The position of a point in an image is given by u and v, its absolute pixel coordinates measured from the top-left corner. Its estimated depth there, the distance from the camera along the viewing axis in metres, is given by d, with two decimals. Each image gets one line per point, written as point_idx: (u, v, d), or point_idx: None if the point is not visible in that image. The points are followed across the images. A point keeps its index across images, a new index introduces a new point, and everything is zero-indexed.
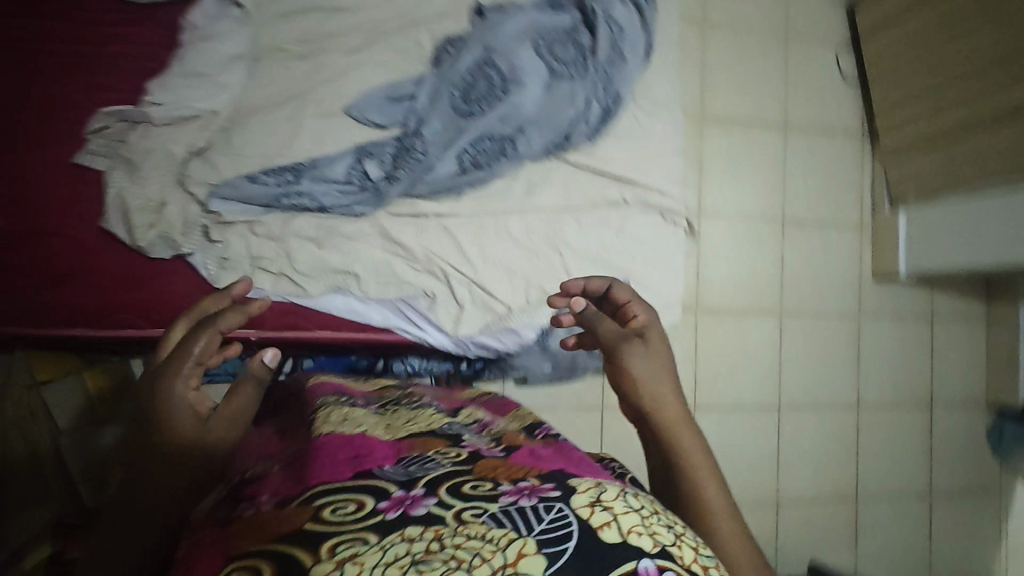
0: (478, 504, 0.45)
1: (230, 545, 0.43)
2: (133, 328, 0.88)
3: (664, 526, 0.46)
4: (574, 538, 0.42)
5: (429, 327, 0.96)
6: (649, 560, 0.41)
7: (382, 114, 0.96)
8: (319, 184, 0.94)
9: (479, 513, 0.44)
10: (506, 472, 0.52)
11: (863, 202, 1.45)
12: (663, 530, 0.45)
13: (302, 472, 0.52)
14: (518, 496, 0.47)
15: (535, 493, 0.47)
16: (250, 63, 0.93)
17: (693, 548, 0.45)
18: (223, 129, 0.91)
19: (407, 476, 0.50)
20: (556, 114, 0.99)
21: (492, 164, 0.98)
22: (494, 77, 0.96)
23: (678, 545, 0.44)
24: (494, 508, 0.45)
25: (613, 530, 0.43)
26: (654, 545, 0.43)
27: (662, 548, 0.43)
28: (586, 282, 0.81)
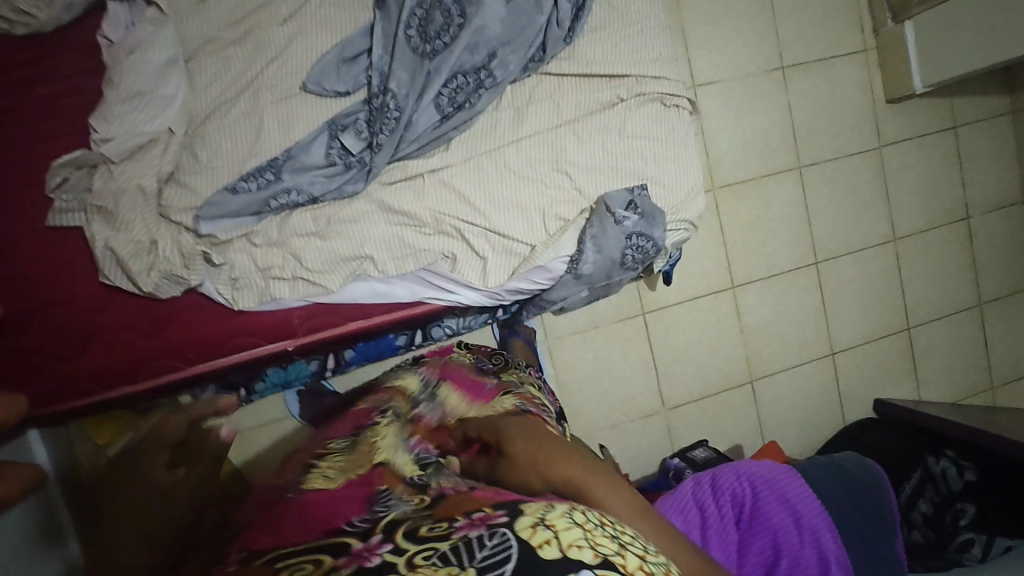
0: (431, 544, 0.45)
1: None
2: (176, 370, 0.87)
3: (607, 537, 0.45)
4: (513, 561, 0.42)
5: (460, 288, 0.94)
6: (591, 573, 0.41)
7: (342, 80, 0.89)
8: (301, 174, 0.87)
9: (429, 554, 0.44)
10: (464, 506, 0.51)
11: (862, 23, 1.34)
12: (606, 540, 0.45)
13: (278, 531, 0.55)
14: (469, 528, 0.46)
15: (485, 522, 0.46)
16: (186, 65, 0.85)
17: (639, 557, 0.45)
18: (185, 146, 0.85)
19: (365, 526, 0.51)
20: (525, 24, 0.88)
21: (473, 101, 0.89)
22: (448, 2, 0.86)
23: (621, 554, 0.44)
24: (443, 546, 0.44)
25: (554, 548, 0.42)
26: (596, 557, 0.42)
27: (605, 559, 0.42)
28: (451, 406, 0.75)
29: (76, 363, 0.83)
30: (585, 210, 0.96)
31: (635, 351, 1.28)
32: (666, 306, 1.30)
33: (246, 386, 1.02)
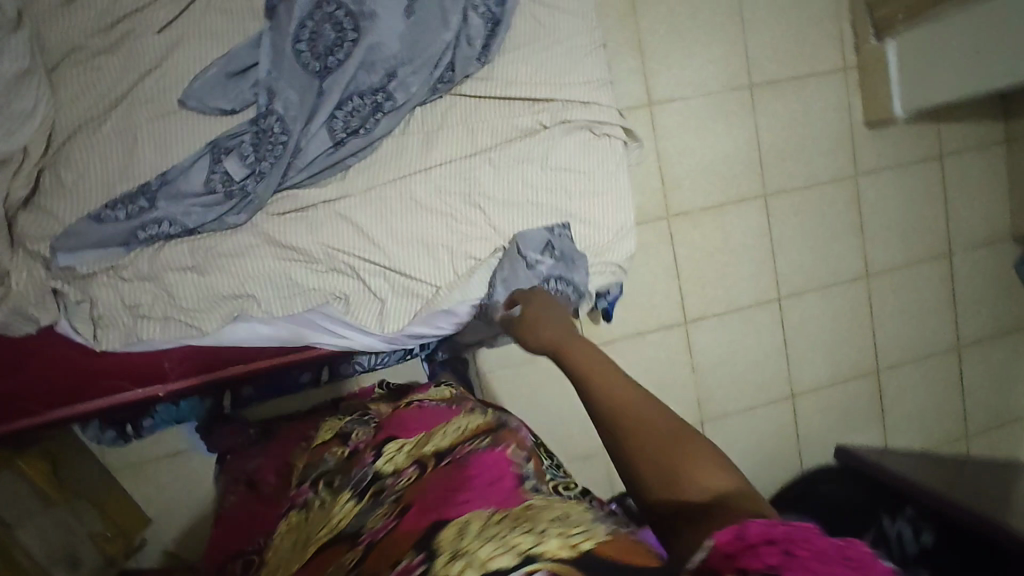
0: None
1: None
2: (30, 416, 0.80)
3: (522, 531, 0.45)
4: None
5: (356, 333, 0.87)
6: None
7: (226, 97, 0.78)
8: (176, 203, 0.78)
9: None
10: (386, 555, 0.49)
11: (844, 39, 1.21)
12: (523, 535, 0.45)
13: None
14: None
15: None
16: (45, 77, 0.75)
17: (560, 533, 0.45)
18: (44, 169, 0.76)
19: None
20: (429, 42, 0.78)
21: (370, 126, 0.80)
22: (342, 14, 0.76)
23: (540, 540, 0.44)
24: None
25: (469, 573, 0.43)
26: (512, 559, 0.43)
27: (521, 557, 0.43)
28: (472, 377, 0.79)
29: None
30: (498, 247, 0.86)
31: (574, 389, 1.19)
32: (611, 342, 1.20)
33: (134, 422, 0.95)
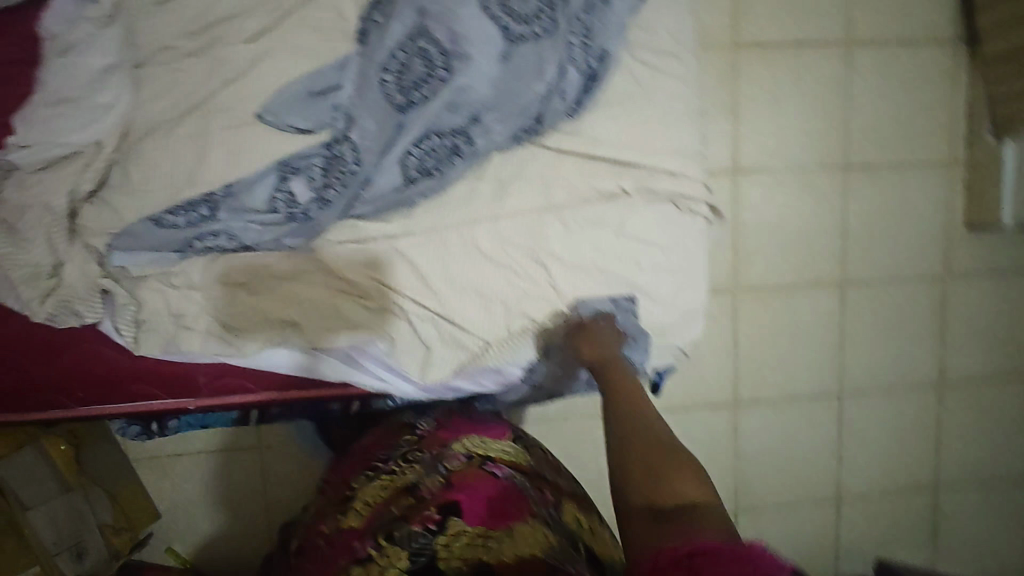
0: None
1: None
2: (61, 408, 0.79)
3: None
4: None
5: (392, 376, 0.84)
6: None
7: (304, 117, 0.75)
8: (238, 217, 0.76)
9: None
10: None
11: (957, 131, 1.12)
12: None
13: None
14: None
15: None
16: (131, 73, 0.74)
17: None
18: (112, 165, 0.74)
19: None
20: (519, 89, 0.74)
21: (444, 168, 0.77)
22: (434, 50, 0.72)
23: None
24: None
25: None
26: None
27: None
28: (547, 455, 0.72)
29: None
30: (558, 311, 0.81)
31: (605, 456, 1.13)
32: None
33: (160, 423, 0.92)
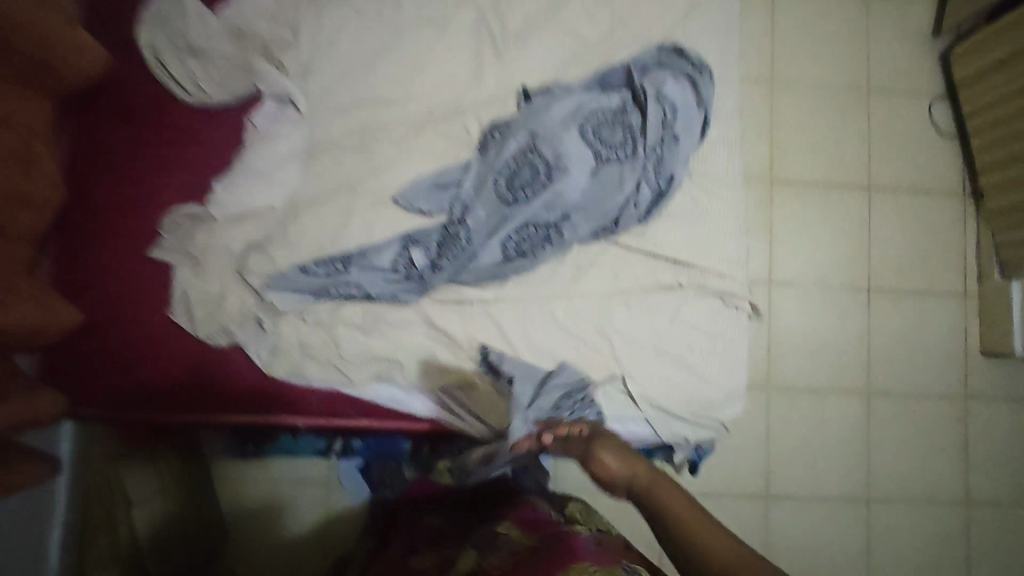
0: None
1: None
2: (192, 414, 0.93)
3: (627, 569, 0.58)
4: None
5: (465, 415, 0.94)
6: None
7: (429, 202, 0.98)
8: (366, 272, 0.95)
9: None
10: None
11: (967, 268, 1.28)
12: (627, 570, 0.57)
13: None
14: None
15: None
16: (306, 158, 0.98)
17: None
18: (280, 223, 0.96)
19: None
20: (603, 198, 0.94)
21: (537, 252, 0.95)
22: (540, 162, 0.93)
23: None
24: None
25: None
26: None
27: None
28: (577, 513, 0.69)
29: (115, 379, 0.91)
30: (616, 376, 0.95)
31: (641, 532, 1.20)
32: None
33: (256, 440, 1.04)
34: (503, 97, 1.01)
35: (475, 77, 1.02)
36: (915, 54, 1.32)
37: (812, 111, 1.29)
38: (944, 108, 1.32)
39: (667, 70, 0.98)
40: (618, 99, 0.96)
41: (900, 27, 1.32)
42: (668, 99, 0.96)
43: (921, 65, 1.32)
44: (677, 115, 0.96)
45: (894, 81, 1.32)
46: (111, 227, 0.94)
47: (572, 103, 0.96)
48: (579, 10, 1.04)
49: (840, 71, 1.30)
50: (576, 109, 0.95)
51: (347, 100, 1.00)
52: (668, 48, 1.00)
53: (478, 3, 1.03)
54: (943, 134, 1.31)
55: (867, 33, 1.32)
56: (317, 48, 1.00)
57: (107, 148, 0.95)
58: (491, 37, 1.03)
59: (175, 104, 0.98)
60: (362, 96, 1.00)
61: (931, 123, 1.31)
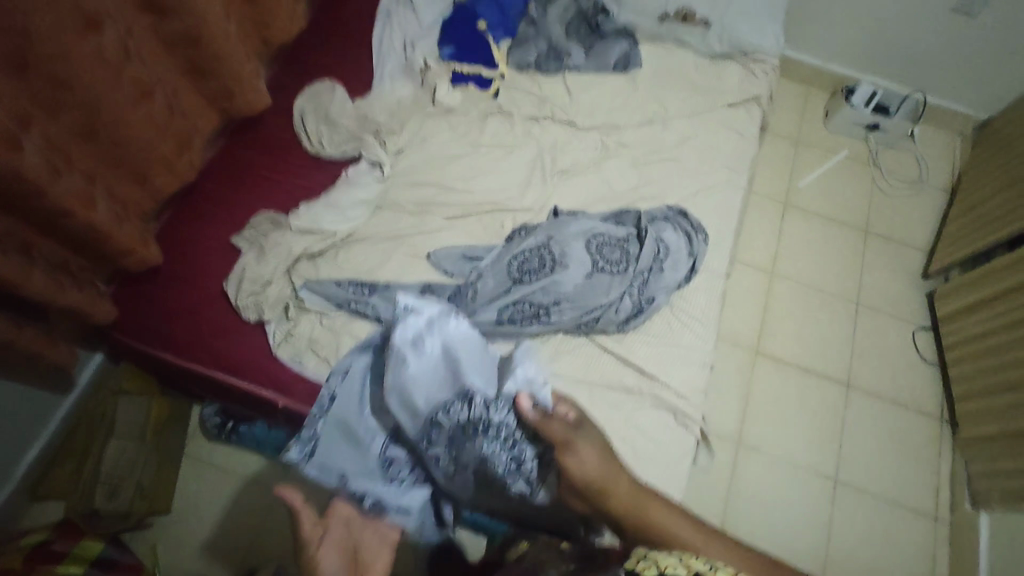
0: None
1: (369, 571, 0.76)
2: (202, 366, 1.08)
3: (702, 563, 0.52)
4: None
5: (439, 430, 0.91)
6: None
7: (453, 266, 1.19)
8: (384, 301, 1.13)
9: None
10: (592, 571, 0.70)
11: (939, 491, 1.30)
12: (700, 564, 0.52)
13: None
14: None
15: None
16: (374, 209, 1.25)
17: None
18: (335, 246, 1.20)
19: None
20: (591, 297, 1.11)
21: (525, 325, 1.10)
22: (547, 256, 1.14)
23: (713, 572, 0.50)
24: None
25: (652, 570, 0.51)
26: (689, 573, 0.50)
27: None
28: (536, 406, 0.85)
29: (160, 319, 1.10)
30: None
31: None
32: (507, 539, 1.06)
33: (236, 421, 1.18)
34: (537, 208, 1.28)
35: (520, 189, 1.30)
36: (904, 288, 1.52)
37: (801, 304, 1.48)
38: (928, 338, 1.46)
39: (670, 224, 1.22)
40: (625, 232, 1.19)
41: (891, 263, 1.55)
42: (663, 242, 1.18)
43: (909, 298, 1.51)
44: (668, 253, 1.17)
45: (882, 303, 1.50)
46: (214, 211, 1.21)
47: (587, 224, 1.19)
48: (614, 167, 1.34)
49: (832, 281, 1.51)
50: (590, 228, 1.18)
51: (421, 179, 1.30)
52: (675, 210, 1.25)
53: (540, 143, 1.36)
54: (926, 358, 1.43)
55: (861, 259, 1.54)
56: (412, 140, 1.34)
57: (237, 161, 1.27)
58: (543, 166, 1.33)
59: (299, 149, 1.31)
60: (433, 180, 1.30)
61: (914, 346, 1.44)
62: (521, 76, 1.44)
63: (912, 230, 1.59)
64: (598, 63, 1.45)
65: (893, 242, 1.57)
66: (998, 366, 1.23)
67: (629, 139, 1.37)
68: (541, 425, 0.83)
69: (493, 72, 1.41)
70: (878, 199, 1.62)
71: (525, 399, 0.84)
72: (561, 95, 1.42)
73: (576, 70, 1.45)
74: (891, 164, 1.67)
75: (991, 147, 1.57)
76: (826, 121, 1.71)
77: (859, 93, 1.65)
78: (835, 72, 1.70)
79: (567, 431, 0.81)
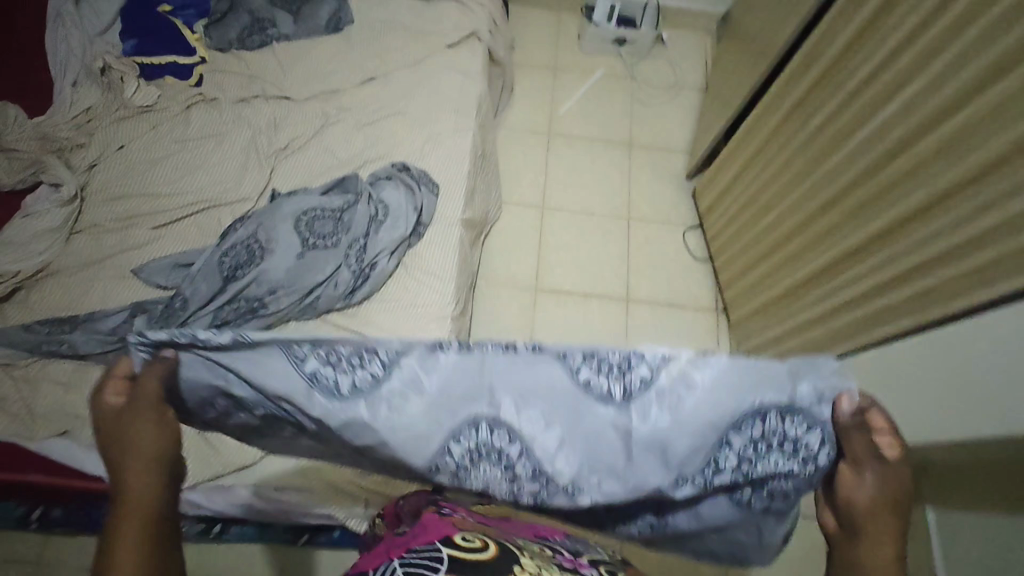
0: None
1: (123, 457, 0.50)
2: None
3: None
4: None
5: (464, 452, 0.54)
6: None
7: (165, 277, 1.09)
8: (85, 333, 1.02)
9: None
10: None
11: None
12: None
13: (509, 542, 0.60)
14: None
15: None
16: (66, 236, 1.12)
17: None
18: (25, 288, 1.07)
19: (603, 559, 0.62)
20: (304, 276, 1.05)
21: (239, 323, 1.02)
22: (255, 245, 1.07)
23: None
24: None
25: None
26: None
27: None
28: (851, 428, 0.51)
29: None
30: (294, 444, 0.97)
31: None
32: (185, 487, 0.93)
33: None
34: (255, 194, 1.19)
35: (236, 178, 1.21)
36: (673, 193, 1.57)
37: (576, 232, 1.50)
38: (698, 235, 1.52)
39: (391, 182, 1.17)
40: (340, 200, 1.13)
41: (657, 172, 1.59)
42: (382, 202, 1.13)
43: (679, 201, 1.56)
44: (387, 212, 1.12)
45: (653, 213, 1.54)
46: None
47: (300, 202, 1.12)
48: (339, 134, 1.27)
49: (602, 202, 1.54)
50: (302, 205, 1.11)
51: (121, 192, 1.18)
52: (398, 166, 1.21)
53: (254, 125, 1.26)
54: (696, 256, 1.50)
55: (628, 174, 1.58)
56: (105, 151, 1.21)
57: None
58: (259, 149, 1.24)
59: None
60: (135, 190, 1.18)
61: (685, 247, 1.50)
62: (225, 57, 1.32)
63: (674, 135, 1.63)
64: (308, 27, 1.36)
65: (657, 151, 1.61)
66: (749, 247, 1.29)
67: (351, 102, 1.30)
68: (840, 438, 0.52)
69: (189, 58, 1.29)
70: (638, 113, 1.65)
71: (848, 401, 0.51)
72: (271, 69, 1.32)
73: (286, 40, 1.35)
74: (647, 74, 1.70)
75: (727, 39, 1.62)
76: (580, 42, 1.70)
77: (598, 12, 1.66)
78: None
79: (889, 472, 0.51)
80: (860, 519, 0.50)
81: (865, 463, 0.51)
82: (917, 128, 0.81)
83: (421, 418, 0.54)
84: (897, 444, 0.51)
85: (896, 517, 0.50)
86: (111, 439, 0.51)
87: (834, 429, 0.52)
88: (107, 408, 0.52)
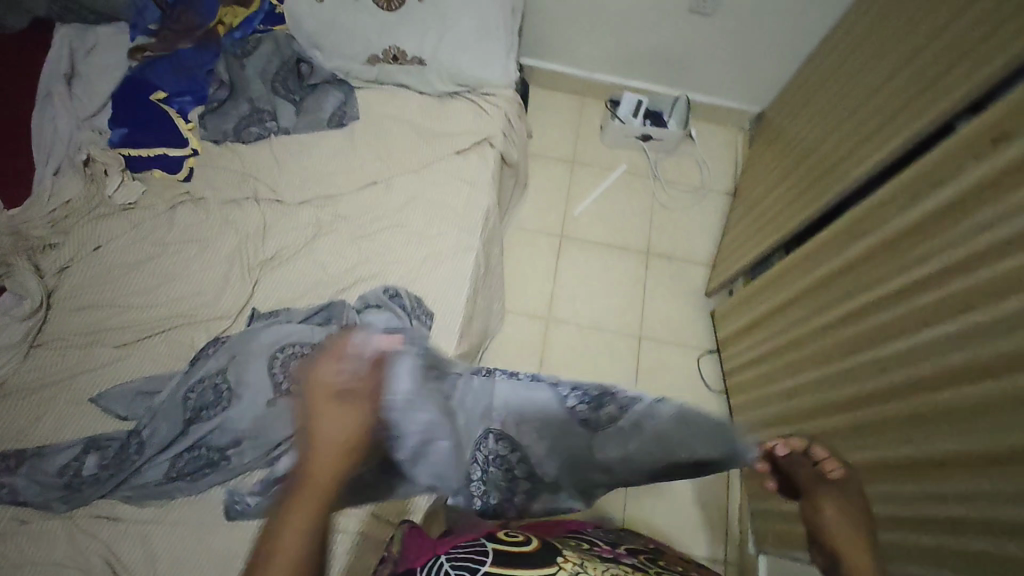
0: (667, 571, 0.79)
1: (324, 448, 0.61)
2: None
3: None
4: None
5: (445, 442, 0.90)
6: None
7: (125, 407, 1.00)
8: (30, 475, 0.93)
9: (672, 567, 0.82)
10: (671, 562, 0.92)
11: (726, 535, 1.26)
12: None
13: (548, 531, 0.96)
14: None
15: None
16: (26, 351, 1.04)
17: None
18: None
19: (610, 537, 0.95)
20: (273, 428, 0.95)
21: (198, 476, 0.94)
22: (222, 384, 0.98)
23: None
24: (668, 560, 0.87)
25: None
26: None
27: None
28: (815, 459, 0.70)
29: None
30: None
31: None
32: None
33: None
34: (233, 313, 1.10)
35: (216, 291, 1.12)
36: (690, 310, 1.45)
37: (582, 348, 1.39)
38: (714, 362, 1.40)
39: (380, 311, 1.07)
40: (322, 334, 1.03)
41: (674, 285, 1.48)
42: None
43: (695, 320, 1.45)
44: None
45: (666, 332, 1.43)
46: None
47: (278, 332, 1.03)
48: (330, 245, 1.17)
49: (611, 316, 1.43)
50: (280, 337, 1.02)
51: (91, 300, 1.09)
52: (389, 292, 1.11)
53: (242, 230, 1.17)
54: (710, 386, 1.38)
55: (642, 285, 1.46)
56: (79, 251, 1.13)
57: None
58: (244, 258, 1.15)
59: None
60: (107, 298, 1.10)
61: (699, 375, 1.38)
62: (218, 149, 1.23)
63: (695, 244, 1.52)
64: (309, 121, 1.26)
65: (675, 260, 1.50)
66: (767, 401, 1.17)
67: (347, 209, 1.21)
68: (786, 469, 0.71)
69: (181, 149, 1.20)
70: (659, 216, 1.54)
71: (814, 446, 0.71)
72: (266, 166, 1.23)
73: (284, 133, 1.25)
74: (672, 172, 1.59)
75: (761, 146, 1.50)
76: (602, 134, 1.59)
77: (624, 105, 1.55)
78: (603, 83, 1.58)
79: (847, 489, 0.67)
80: (825, 534, 0.63)
81: (834, 485, 0.67)
82: (971, 365, 0.69)
83: (485, 419, 0.92)
84: (842, 469, 0.68)
85: (862, 533, 0.62)
86: (311, 429, 0.62)
87: (801, 472, 0.70)
88: (321, 418, 0.63)
